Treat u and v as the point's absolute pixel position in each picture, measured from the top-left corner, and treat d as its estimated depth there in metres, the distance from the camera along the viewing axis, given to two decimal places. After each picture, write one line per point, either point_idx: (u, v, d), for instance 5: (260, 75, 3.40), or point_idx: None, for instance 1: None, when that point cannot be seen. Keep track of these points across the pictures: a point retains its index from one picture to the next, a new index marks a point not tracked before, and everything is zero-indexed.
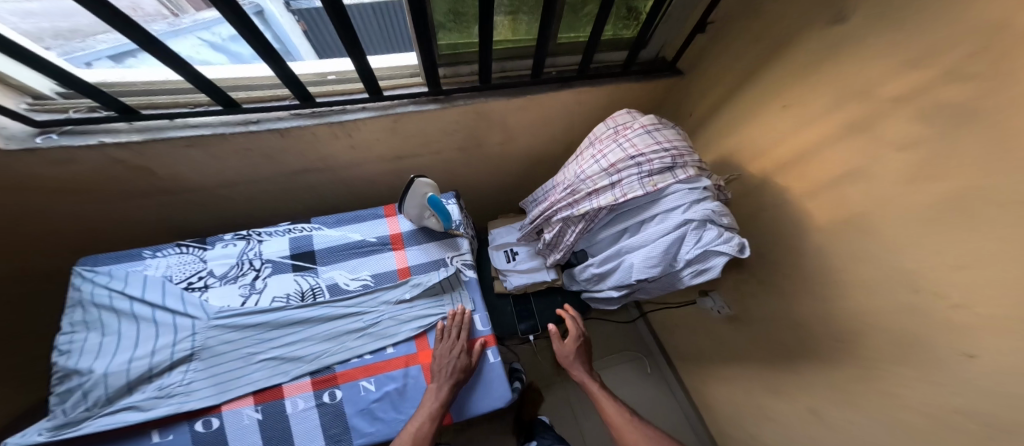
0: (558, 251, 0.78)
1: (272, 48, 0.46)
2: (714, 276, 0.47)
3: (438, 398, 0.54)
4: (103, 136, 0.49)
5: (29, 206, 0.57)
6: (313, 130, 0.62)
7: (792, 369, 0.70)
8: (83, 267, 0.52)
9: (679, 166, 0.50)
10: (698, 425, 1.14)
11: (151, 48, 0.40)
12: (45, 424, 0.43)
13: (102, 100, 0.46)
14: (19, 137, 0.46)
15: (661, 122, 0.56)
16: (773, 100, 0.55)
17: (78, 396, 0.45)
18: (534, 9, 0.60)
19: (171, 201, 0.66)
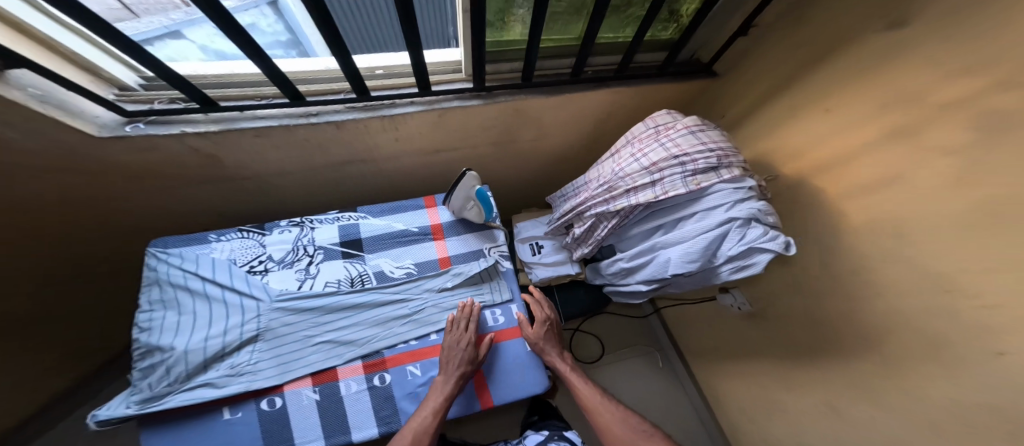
0: (587, 245, 0.81)
1: (341, 42, 0.48)
2: (756, 272, 0.48)
3: (444, 392, 0.55)
4: (184, 126, 0.52)
5: (101, 195, 0.61)
6: (365, 123, 0.65)
7: (811, 364, 0.72)
8: (158, 249, 0.56)
9: (723, 166, 0.52)
10: (707, 416, 1.18)
11: (241, 41, 0.41)
12: (133, 396, 0.46)
13: (186, 90, 0.48)
14: (110, 125, 0.49)
15: (705, 123, 0.58)
16: (817, 104, 0.56)
17: (162, 371, 0.48)
18: (581, 11, 0.62)
19: (226, 188, 0.70)
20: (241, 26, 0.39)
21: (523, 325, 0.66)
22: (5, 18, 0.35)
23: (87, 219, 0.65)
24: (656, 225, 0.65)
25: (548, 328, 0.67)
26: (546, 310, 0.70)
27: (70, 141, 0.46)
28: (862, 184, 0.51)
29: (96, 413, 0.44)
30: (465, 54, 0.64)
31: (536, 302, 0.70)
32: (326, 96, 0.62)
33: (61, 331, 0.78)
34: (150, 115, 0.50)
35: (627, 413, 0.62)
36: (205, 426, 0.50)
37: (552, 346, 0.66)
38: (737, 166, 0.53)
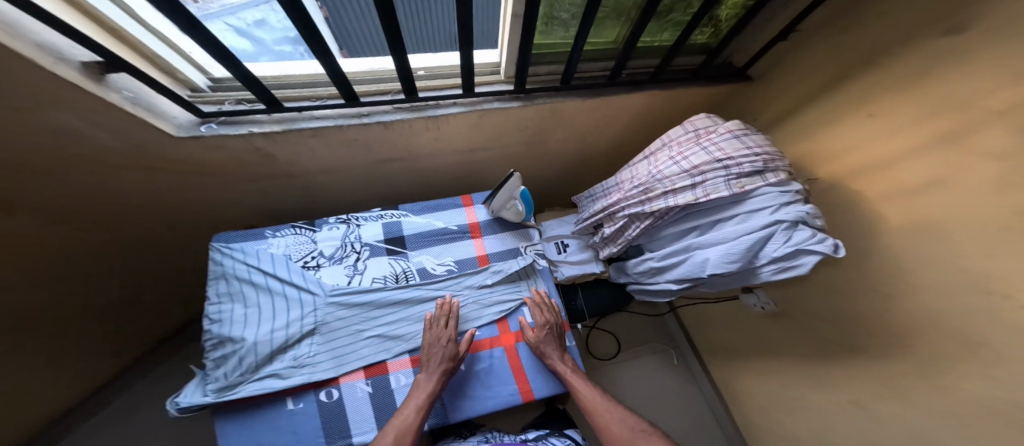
0: (615, 244, 0.82)
1: (399, 40, 0.50)
2: (801, 274, 0.49)
3: (425, 390, 0.54)
4: (251, 126, 0.55)
5: (165, 193, 0.64)
6: (411, 123, 0.67)
7: (836, 363, 0.74)
8: (221, 244, 0.59)
9: (769, 171, 0.54)
10: (722, 411, 1.20)
11: (313, 41, 0.45)
12: (212, 385, 0.49)
13: (257, 91, 0.51)
14: (187, 126, 0.52)
15: (748, 127, 0.58)
16: (860, 109, 0.57)
17: (235, 361, 0.51)
18: (624, 15, 0.62)
19: (276, 185, 0.73)
20: (315, 25, 0.42)
21: (524, 329, 0.66)
22: (104, 21, 0.39)
23: (148, 213, 0.69)
24: (690, 227, 0.67)
25: (549, 330, 0.65)
26: (547, 311, 0.67)
27: (139, 143, 0.48)
28: (895, 187, 0.53)
29: (178, 401, 0.47)
30: (507, 56, 0.65)
31: (535, 303, 0.68)
32: (375, 97, 0.64)
33: (114, 322, 0.83)
34: (222, 116, 0.53)
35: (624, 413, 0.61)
36: (273, 414, 0.53)
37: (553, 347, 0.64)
38: (783, 171, 0.54)
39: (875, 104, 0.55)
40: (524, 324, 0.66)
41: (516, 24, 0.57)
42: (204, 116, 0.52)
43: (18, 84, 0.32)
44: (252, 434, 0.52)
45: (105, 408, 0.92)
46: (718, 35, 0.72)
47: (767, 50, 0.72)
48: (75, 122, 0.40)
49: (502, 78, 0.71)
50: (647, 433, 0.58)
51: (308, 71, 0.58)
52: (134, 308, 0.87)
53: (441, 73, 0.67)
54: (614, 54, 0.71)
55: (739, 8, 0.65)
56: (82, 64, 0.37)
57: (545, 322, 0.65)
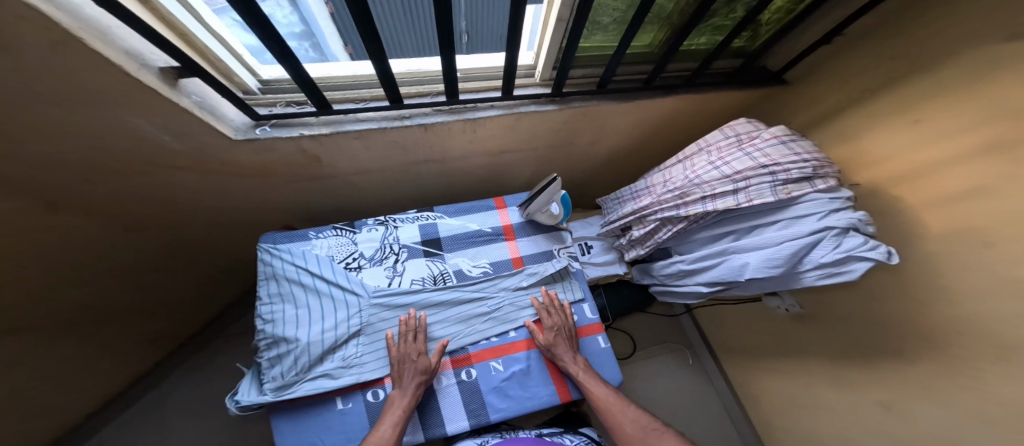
0: (643, 247, 0.81)
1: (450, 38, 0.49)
2: (849, 279, 0.50)
3: (400, 406, 0.53)
4: (302, 129, 0.57)
5: (210, 192, 0.66)
6: (449, 125, 0.68)
7: (857, 364, 0.73)
8: (269, 245, 0.60)
9: (817, 177, 0.54)
10: (738, 412, 1.19)
11: (369, 39, 0.45)
12: (269, 385, 0.51)
13: (311, 95, 0.52)
14: (242, 129, 0.54)
15: (794, 134, 0.59)
16: (907, 115, 0.56)
17: (291, 361, 0.53)
18: (665, 20, 0.62)
19: (313, 186, 0.74)
20: (372, 23, 0.42)
21: (536, 333, 0.65)
22: (175, 25, 0.40)
23: (200, 212, 0.73)
24: (726, 232, 0.66)
25: (559, 332, 0.65)
26: (556, 315, 0.67)
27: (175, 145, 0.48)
28: (923, 190, 0.54)
29: (240, 400, 0.50)
30: (545, 60, 0.64)
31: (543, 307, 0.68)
32: (416, 99, 0.65)
33: (142, 315, 0.86)
34: (274, 119, 0.55)
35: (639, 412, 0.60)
36: (325, 414, 0.54)
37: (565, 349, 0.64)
38: (831, 177, 0.55)
39: (921, 109, 0.54)
40: (535, 329, 0.66)
41: (560, 28, 0.56)
42: (259, 119, 0.54)
43: (70, 90, 0.34)
44: (305, 431, 0.53)
45: (155, 388, 1.01)
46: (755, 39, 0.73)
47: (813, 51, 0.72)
48: (142, 128, 0.43)
49: (537, 81, 0.70)
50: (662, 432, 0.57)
51: (348, 73, 0.59)
52: (159, 304, 0.89)
53: (479, 75, 0.67)
54: (651, 57, 0.70)
55: (783, 12, 0.66)
56: (160, 69, 0.40)
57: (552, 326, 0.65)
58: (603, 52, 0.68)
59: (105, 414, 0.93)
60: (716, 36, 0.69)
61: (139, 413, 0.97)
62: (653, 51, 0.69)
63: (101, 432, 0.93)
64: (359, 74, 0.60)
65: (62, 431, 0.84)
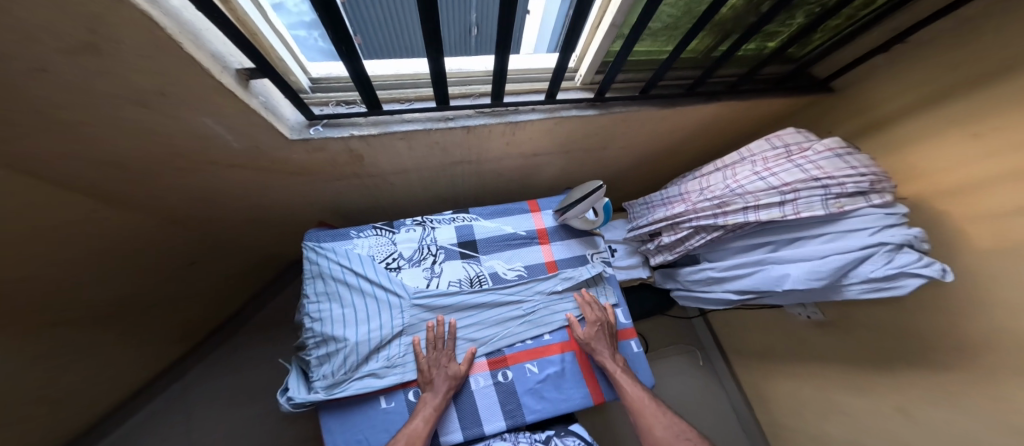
0: (672, 253, 0.79)
1: (506, 42, 0.48)
2: (898, 294, 0.50)
3: (431, 406, 0.54)
4: (351, 129, 0.59)
5: (256, 188, 0.67)
6: (491, 128, 0.68)
7: (875, 370, 0.73)
8: (314, 244, 0.62)
9: (872, 192, 0.54)
10: (747, 414, 1.20)
11: (431, 40, 0.44)
12: (321, 383, 0.52)
13: (365, 96, 0.54)
14: (297, 128, 0.56)
15: (850, 147, 0.58)
16: (965, 128, 0.53)
17: (340, 360, 0.54)
18: (721, 28, 0.61)
19: (350, 183, 0.76)
20: (437, 23, 0.42)
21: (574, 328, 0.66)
22: (248, 25, 0.41)
23: (238, 207, 0.73)
24: (764, 242, 0.66)
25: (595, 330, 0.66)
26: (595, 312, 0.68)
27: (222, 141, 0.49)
28: (951, 207, 0.55)
29: (293, 397, 0.51)
30: (590, 64, 0.63)
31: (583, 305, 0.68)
32: (459, 100, 0.66)
33: (172, 307, 0.86)
34: (326, 119, 0.58)
35: (674, 417, 0.59)
36: (369, 413, 0.55)
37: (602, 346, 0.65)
38: (887, 193, 0.54)
39: (980, 124, 0.51)
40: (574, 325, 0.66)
41: (612, 33, 0.55)
42: (314, 118, 0.56)
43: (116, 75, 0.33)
44: (350, 429, 0.54)
45: (181, 379, 1.02)
46: (807, 46, 0.73)
47: (858, 65, 0.70)
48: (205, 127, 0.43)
49: (578, 85, 0.70)
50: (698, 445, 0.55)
51: (391, 72, 0.59)
52: (186, 296, 0.88)
53: (523, 77, 0.67)
54: (696, 63, 0.70)
55: (845, 19, 0.65)
56: (237, 71, 0.42)
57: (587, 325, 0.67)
58: (648, 57, 0.67)
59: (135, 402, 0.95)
60: (766, 42, 0.68)
61: (167, 401, 0.99)
62: (698, 57, 0.69)
63: (131, 419, 0.94)
64: (403, 72, 0.60)
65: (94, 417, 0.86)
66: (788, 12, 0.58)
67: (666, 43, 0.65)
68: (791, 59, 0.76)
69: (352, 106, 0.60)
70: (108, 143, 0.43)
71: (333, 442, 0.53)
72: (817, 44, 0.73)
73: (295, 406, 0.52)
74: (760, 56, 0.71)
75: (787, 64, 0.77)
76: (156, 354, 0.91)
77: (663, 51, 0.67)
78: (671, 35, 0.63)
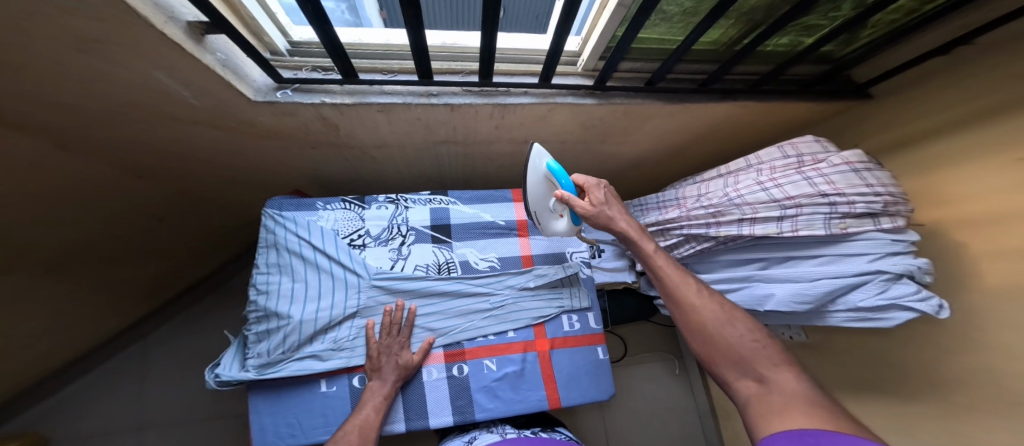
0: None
1: (495, 18, 0.42)
2: (884, 327, 0.45)
3: (381, 393, 0.52)
4: (323, 96, 0.54)
5: (227, 150, 0.64)
6: (478, 108, 0.63)
7: (852, 398, 0.71)
8: (274, 211, 0.59)
9: (884, 214, 0.46)
10: (710, 424, 1.21)
11: (409, 11, 0.39)
12: (254, 361, 0.51)
13: (341, 65, 0.49)
14: (263, 90, 0.50)
15: (870, 162, 0.49)
16: (1008, 150, 0.43)
17: (279, 338, 0.52)
18: (748, 19, 0.53)
19: (328, 153, 0.72)
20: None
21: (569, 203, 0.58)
22: None
23: (214, 169, 0.71)
24: (756, 258, 0.61)
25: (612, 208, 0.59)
26: (601, 190, 0.61)
27: (173, 100, 0.46)
28: (957, 242, 0.51)
29: (218, 375, 0.49)
30: (592, 49, 0.58)
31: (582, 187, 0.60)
32: (446, 76, 0.60)
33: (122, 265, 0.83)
34: (298, 84, 0.52)
35: (730, 309, 0.52)
36: (308, 395, 0.54)
37: (627, 229, 0.58)
38: (901, 217, 0.47)
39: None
40: (569, 200, 0.58)
41: (618, 15, 0.49)
42: (282, 81, 0.51)
43: None
44: (281, 412, 0.53)
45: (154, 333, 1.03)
46: (850, 46, 0.63)
47: (894, 75, 0.62)
48: (163, 81, 0.41)
49: (579, 71, 0.64)
50: (760, 342, 0.47)
51: (379, 41, 0.55)
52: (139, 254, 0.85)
53: (517, 58, 0.62)
54: (714, 55, 0.62)
55: (904, 13, 0.54)
56: (189, 23, 0.36)
57: (594, 201, 0.59)
58: (660, 46, 0.61)
59: (111, 347, 0.98)
60: (800, 38, 0.59)
61: (141, 351, 1.01)
62: (718, 49, 0.61)
63: (109, 364, 0.98)
64: (392, 43, 0.56)
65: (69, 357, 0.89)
66: (833, 4, 0.49)
67: (682, 31, 0.58)
68: (827, 58, 0.66)
69: (330, 72, 0.55)
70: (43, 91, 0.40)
71: (261, 422, 0.53)
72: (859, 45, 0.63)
73: (222, 384, 0.51)
74: (792, 54, 0.63)
75: (822, 64, 0.67)
76: (116, 309, 0.90)
77: (677, 40, 0.61)
78: (689, 23, 0.56)
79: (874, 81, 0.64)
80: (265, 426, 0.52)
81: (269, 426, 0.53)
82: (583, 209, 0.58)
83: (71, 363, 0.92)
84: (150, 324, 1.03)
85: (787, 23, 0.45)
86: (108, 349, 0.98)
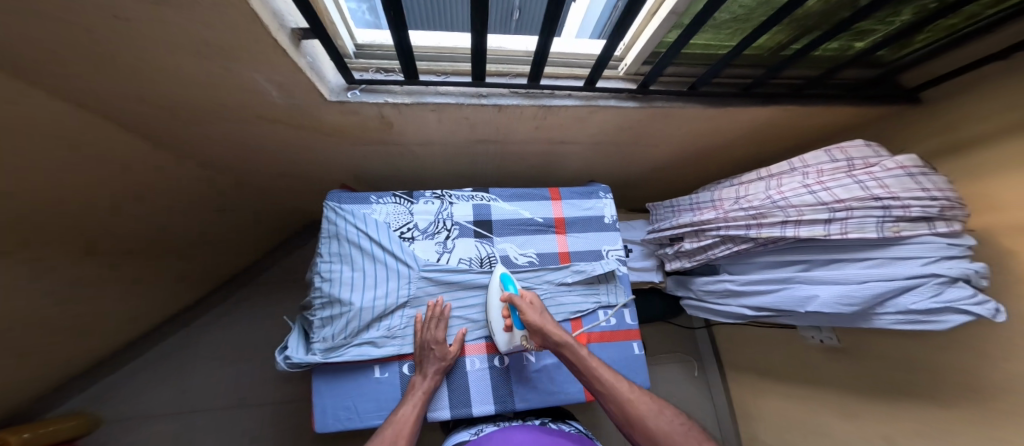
0: (690, 261, 0.78)
1: (554, 23, 0.45)
2: (936, 330, 0.46)
3: (426, 385, 0.55)
4: (386, 96, 0.58)
5: (286, 147, 0.69)
6: (522, 109, 0.66)
7: (891, 403, 0.71)
8: (334, 204, 0.63)
9: (938, 219, 0.47)
10: (731, 425, 1.22)
11: (478, 16, 0.42)
12: (319, 344, 0.55)
13: (406, 67, 0.53)
14: (336, 90, 0.54)
15: (925, 166, 0.49)
16: None
17: (342, 324, 0.56)
18: (799, 25, 0.54)
19: (375, 151, 0.76)
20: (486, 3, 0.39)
21: (514, 300, 0.58)
22: None
23: (269, 163, 0.76)
24: (796, 261, 0.61)
25: (548, 311, 0.59)
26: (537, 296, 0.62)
27: (256, 100, 0.50)
28: (1008, 249, 0.51)
29: (289, 357, 0.53)
30: (638, 54, 0.59)
31: (524, 294, 0.61)
32: (495, 78, 0.63)
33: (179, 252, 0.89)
34: (365, 84, 0.56)
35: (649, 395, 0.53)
36: (365, 379, 0.58)
37: (561, 330, 0.56)
38: (955, 222, 0.47)
39: None
40: (515, 297, 0.58)
41: (670, 21, 0.50)
42: (352, 82, 0.54)
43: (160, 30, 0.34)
44: (340, 395, 0.56)
45: (198, 319, 1.10)
46: (904, 48, 0.62)
47: (946, 80, 0.61)
48: (253, 81, 0.45)
49: (621, 75, 0.66)
50: (681, 421, 0.49)
51: (432, 44, 0.58)
52: (197, 242, 0.91)
53: (563, 61, 0.64)
54: (759, 60, 0.63)
55: (965, 18, 0.54)
56: (291, 30, 0.41)
57: (531, 303, 0.59)
58: (705, 50, 0.62)
59: (163, 329, 1.05)
60: (852, 43, 0.59)
61: (189, 335, 1.08)
62: (763, 54, 0.62)
63: (161, 345, 1.05)
64: (443, 45, 0.59)
65: (128, 336, 0.96)
66: (890, 10, 0.49)
67: (729, 36, 0.59)
68: (876, 62, 0.66)
69: (391, 74, 0.59)
70: (152, 94, 0.45)
71: (322, 404, 0.56)
72: (911, 49, 0.63)
73: (291, 366, 0.54)
74: (841, 58, 0.63)
75: (870, 68, 0.67)
76: (169, 294, 0.96)
77: (724, 45, 0.62)
78: (738, 28, 0.57)
79: (929, 84, 0.64)
80: (325, 408, 0.55)
81: (328, 408, 0.56)
82: (526, 306, 0.57)
83: (129, 344, 0.99)
84: (197, 309, 1.10)
85: (844, 29, 0.46)
86: (161, 331, 1.05)
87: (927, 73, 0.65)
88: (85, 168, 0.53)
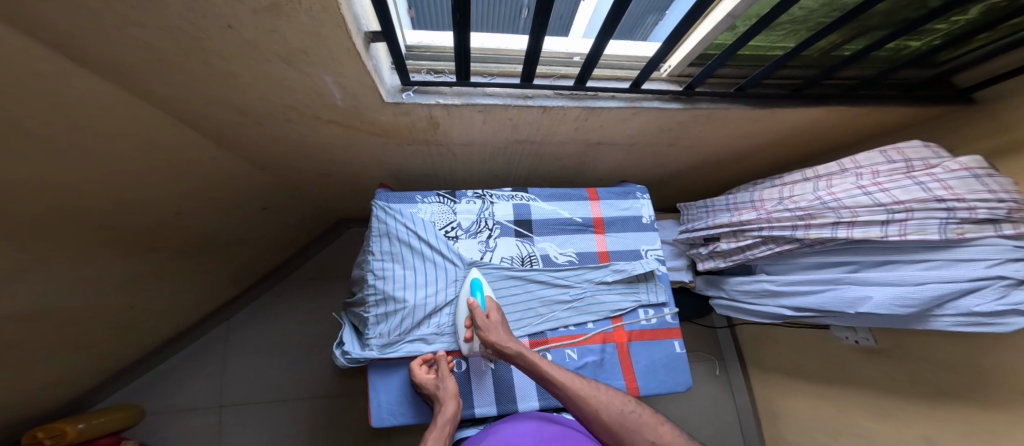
0: (726, 261, 0.77)
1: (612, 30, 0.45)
2: (999, 332, 0.46)
3: (443, 419, 0.51)
4: (438, 98, 0.58)
5: (332, 147, 0.70)
6: (567, 111, 0.66)
7: (935, 406, 0.71)
8: (384, 203, 0.64)
9: (1006, 221, 0.46)
10: (752, 423, 1.23)
11: (541, 23, 0.42)
12: (376, 341, 0.56)
13: (462, 70, 0.53)
14: (392, 91, 0.55)
15: (990, 168, 0.49)
16: None
17: (397, 321, 0.58)
18: (859, 25, 0.54)
19: (415, 151, 0.77)
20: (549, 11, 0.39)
21: (473, 312, 0.57)
22: None
23: (311, 162, 0.77)
24: (845, 261, 0.61)
25: (504, 320, 0.57)
26: (495, 305, 0.59)
27: (318, 103, 0.51)
28: None
29: (349, 352, 0.55)
30: (685, 56, 0.59)
31: (487, 305, 0.59)
32: (541, 79, 0.63)
33: (219, 250, 0.91)
34: (418, 86, 0.56)
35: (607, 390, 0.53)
36: None
37: (513, 340, 0.55)
38: None
39: None
40: (475, 309, 0.57)
41: (725, 23, 0.49)
42: (407, 84, 0.55)
43: (247, 41, 0.35)
44: (395, 390, 0.58)
45: (232, 315, 1.12)
46: (959, 49, 0.62)
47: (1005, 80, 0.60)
48: (321, 83, 0.46)
49: (664, 76, 0.66)
50: (638, 413, 0.50)
51: (477, 45, 0.58)
52: (235, 241, 0.93)
53: (608, 62, 0.63)
54: (810, 61, 0.63)
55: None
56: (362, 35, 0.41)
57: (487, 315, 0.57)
58: (754, 51, 0.61)
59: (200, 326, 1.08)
60: (909, 42, 0.58)
61: (224, 331, 1.11)
62: (815, 54, 0.61)
63: (199, 341, 1.08)
64: (487, 46, 0.59)
65: (169, 332, 0.99)
66: (958, 9, 0.49)
67: (781, 37, 0.58)
68: (929, 62, 0.65)
69: (441, 75, 0.59)
70: (224, 97, 0.47)
71: (377, 399, 0.57)
72: (971, 48, 0.62)
73: (350, 361, 0.56)
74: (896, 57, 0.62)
75: (922, 68, 0.66)
76: (207, 291, 0.98)
77: (773, 46, 0.61)
78: (792, 29, 0.57)
79: (986, 84, 0.62)
80: (381, 403, 0.57)
81: (384, 403, 0.57)
82: (482, 321, 0.55)
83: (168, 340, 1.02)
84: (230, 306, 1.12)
85: (911, 29, 0.46)
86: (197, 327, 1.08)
87: (984, 72, 0.64)
88: (156, 168, 0.55)
